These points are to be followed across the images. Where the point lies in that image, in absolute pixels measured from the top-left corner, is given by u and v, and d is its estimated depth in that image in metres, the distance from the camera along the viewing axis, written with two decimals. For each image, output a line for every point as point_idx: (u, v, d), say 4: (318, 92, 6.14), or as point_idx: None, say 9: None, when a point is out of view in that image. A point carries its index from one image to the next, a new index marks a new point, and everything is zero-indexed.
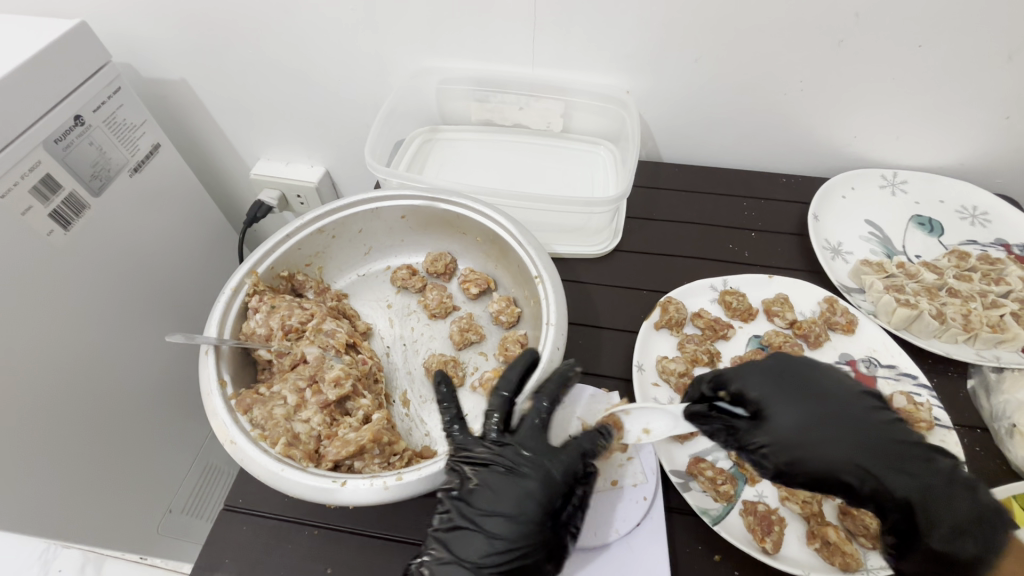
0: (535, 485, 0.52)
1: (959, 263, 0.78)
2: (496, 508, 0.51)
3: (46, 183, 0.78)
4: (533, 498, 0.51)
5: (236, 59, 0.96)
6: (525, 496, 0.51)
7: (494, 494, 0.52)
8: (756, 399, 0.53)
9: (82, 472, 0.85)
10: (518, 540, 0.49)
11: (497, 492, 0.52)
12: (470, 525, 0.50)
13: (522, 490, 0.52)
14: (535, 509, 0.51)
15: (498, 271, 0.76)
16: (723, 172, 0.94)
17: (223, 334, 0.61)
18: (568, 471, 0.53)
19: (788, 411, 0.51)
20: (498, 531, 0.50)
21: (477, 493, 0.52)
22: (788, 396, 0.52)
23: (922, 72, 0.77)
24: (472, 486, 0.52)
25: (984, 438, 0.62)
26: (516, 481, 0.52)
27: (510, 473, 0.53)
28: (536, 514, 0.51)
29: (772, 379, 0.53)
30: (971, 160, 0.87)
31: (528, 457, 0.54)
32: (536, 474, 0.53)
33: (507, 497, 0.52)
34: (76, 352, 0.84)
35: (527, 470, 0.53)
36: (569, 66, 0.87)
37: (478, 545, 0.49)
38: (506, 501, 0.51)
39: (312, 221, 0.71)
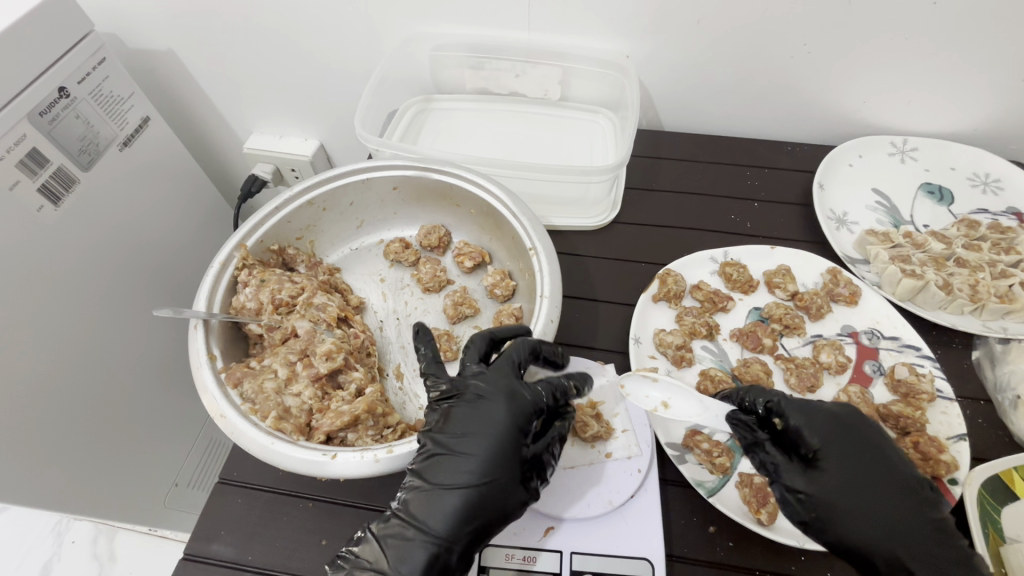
0: (504, 408, 0.51)
1: (968, 232, 0.75)
2: (465, 432, 0.50)
3: (33, 158, 0.76)
4: (501, 422, 0.50)
5: (222, 28, 0.93)
6: (493, 420, 0.50)
7: (462, 420, 0.50)
8: (818, 447, 0.50)
9: (85, 447, 0.86)
10: (488, 463, 0.48)
11: (467, 418, 0.50)
12: (444, 454, 0.49)
13: (491, 414, 0.50)
14: (503, 429, 0.50)
15: (493, 244, 0.74)
16: (726, 140, 0.91)
17: (212, 309, 0.60)
18: (534, 399, 0.52)
19: (841, 473, 0.49)
20: (470, 457, 0.48)
21: (449, 421, 0.51)
22: (849, 456, 0.49)
23: (936, 32, 0.73)
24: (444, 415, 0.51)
25: (986, 410, 0.61)
26: (483, 407, 0.51)
27: (476, 401, 0.51)
28: (505, 434, 0.50)
29: (835, 428, 0.51)
30: (984, 125, 0.84)
31: (495, 383, 0.52)
32: (501, 396, 0.51)
33: (476, 422, 0.50)
34: (72, 329, 0.84)
35: (496, 397, 0.51)
36: (567, 30, 0.83)
37: (452, 473, 0.48)
38: (476, 425, 0.50)
39: (301, 193, 0.69)
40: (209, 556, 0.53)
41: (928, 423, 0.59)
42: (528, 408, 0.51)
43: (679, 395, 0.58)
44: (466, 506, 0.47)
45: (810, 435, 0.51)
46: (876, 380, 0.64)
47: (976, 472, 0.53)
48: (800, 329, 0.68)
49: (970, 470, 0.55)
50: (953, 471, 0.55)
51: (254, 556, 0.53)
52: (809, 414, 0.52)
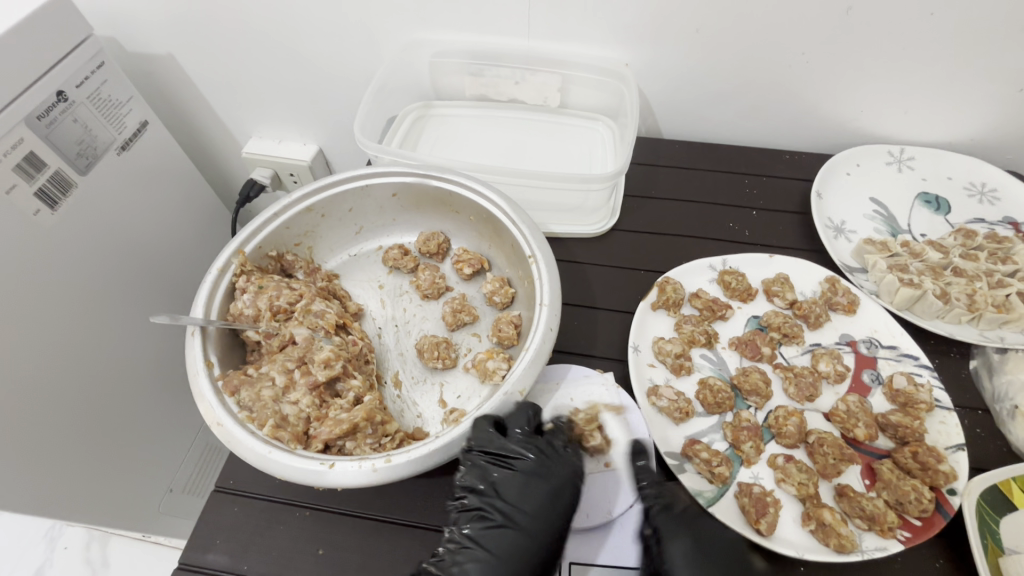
0: (559, 484, 0.53)
1: (965, 241, 0.75)
2: (527, 507, 0.52)
3: (30, 162, 0.76)
4: (556, 500, 0.52)
5: (222, 33, 0.93)
6: (547, 498, 0.52)
7: (512, 491, 0.52)
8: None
9: (79, 453, 0.85)
10: (540, 541, 0.50)
11: (524, 492, 0.52)
12: (501, 525, 0.51)
13: (554, 489, 0.52)
14: (566, 505, 0.52)
15: (492, 251, 0.74)
16: (724, 149, 0.91)
17: (210, 316, 0.59)
18: (579, 465, 0.55)
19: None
20: (519, 538, 0.50)
21: (509, 491, 0.52)
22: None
23: (932, 43, 0.74)
24: (496, 484, 0.52)
25: (984, 419, 0.61)
26: (540, 482, 0.53)
27: (540, 471, 0.53)
28: (564, 511, 0.52)
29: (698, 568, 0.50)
30: (979, 135, 0.84)
31: (549, 458, 0.54)
32: (565, 469, 0.54)
33: (530, 499, 0.52)
34: (67, 334, 0.83)
35: (552, 474, 0.53)
36: (567, 38, 0.84)
37: (507, 550, 0.50)
38: (535, 500, 0.52)
39: (300, 199, 0.69)
40: (204, 565, 0.53)
41: (927, 433, 0.59)
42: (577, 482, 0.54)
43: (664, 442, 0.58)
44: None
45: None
46: (874, 390, 0.64)
47: (974, 483, 0.54)
48: (799, 338, 0.68)
49: (969, 480, 0.55)
50: (951, 481, 0.55)
51: (249, 566, 0.52)
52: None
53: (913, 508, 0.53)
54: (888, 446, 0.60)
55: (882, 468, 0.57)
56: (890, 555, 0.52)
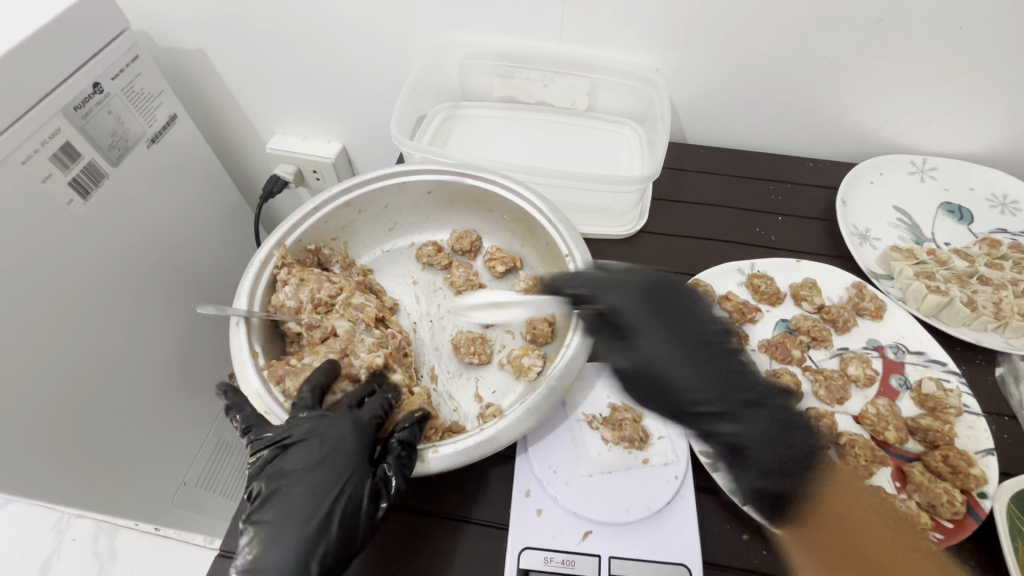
0: (348, 433, 0.51)
1: (989, 251, 0.77)
2: (302, 465, 0.49)
3: (66, 152, 0.77)
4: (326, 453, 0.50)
5: (254, 31, 0.94)
6: (341, 442, 0.51)
7: (304, 424, 0.51)
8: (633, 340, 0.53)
9: (100, 442, 0.86)
10: (333, 495, 0.48)
11: (301, 449, 0.50)
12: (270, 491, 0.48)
13: (337, 437, 0.51)
14: (344, 457, 0.50)
15: (525, 249, 0.75)
16: (749, 155, 0.93)
17: (253, 307, 0.60)
18: (372, 413, 0.54)
19: (652, 342, 0.53)
20: (314, 477, 0.48)
21: (291, 453, 0.50)
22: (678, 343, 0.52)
23: (960, 55, 0.75)
24: (279, 459, 0.50)
25: (1011, 426, 0.62)
26: (325, 428, 0.51)
27: (314, 431, 0.51)
28: (348, 462, 0.50)
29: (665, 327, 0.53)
30: (1001, 148, 0.86)
31: (325, 417, 0.52)
32: (343, 420, 0.52)
33: (297, 459, 0.49)
34: (94, 324, 0.84)
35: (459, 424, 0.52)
36: (598, 42, 0.85)
37: (293, 504, 0.47)
38: (310, 454, 0.49)
39: (338, 194, 0.70)
40: None
41: (956, 437, 0.60)
42: (371, 427, 0.53)
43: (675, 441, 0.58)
44: (300, 529, 0.46)
45: (646, 349, 0.53)
46: (902, 394, 0.65)
47: (1005, 487, 0.55)
48: (828, 342, 0.69)
49: (999, 484, 0.56)
50: (983, 485, 0.56)
51: None
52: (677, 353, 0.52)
53: (946, 510, 0.54)
54: (916, 450, 0.61)
55: (912, 470, 0.58)
56: None
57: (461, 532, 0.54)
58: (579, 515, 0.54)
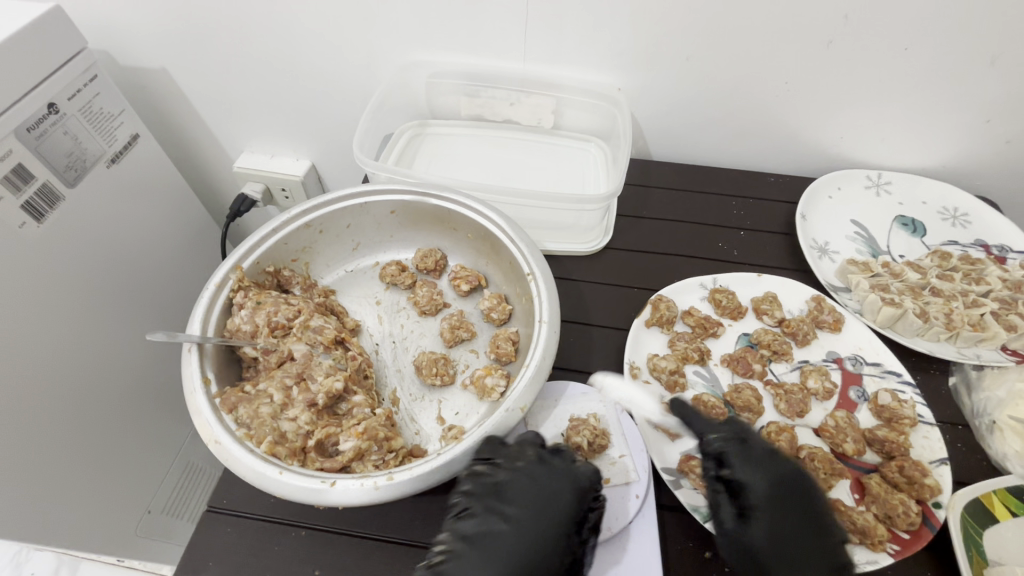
0: (558, 489, 0.51)
1: (941, 263, 0.79)
2: (526, 501, 0.50)
3: (18, 174, 0.75)
4: (560, 500, 0.50)
5: (218, 50, 0.93)
6: (552, 502, 0.50)
7: (523, 492, 0.51)
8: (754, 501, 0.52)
9: (58, 473, 0.82)
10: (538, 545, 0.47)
11: (531, 486, 0.51)
12: (488, 524, 0.48)
13: (553, 492, 0.51)
14: (567, 508, 0.50)
15: (489, 268, 0.75)
16: (712, 171, 0.94)
17: (207, 333, 0.59)
18: (588, 469, 0.53)
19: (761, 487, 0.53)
20: (528, 522, 0.49)
21: (510, 487, 0.51)
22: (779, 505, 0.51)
23: (908, 75, 0.78)
24: (502, 485, 0.51)
25: (965, 434, 0.64)
26: (547, 484, 0.51)
27: (534, 470, 0.52)
28: (563, 515, 0.49)
29: (776, 485, 0.53)
30: (950, 162, 0.89)
31: (548, 471, 0.52)
32: (565, 476, 0.52)
33: (537, 493, 0.51)
34: (54, 353, 0.81)
35: (545, 475, 0.52)
36: (562, 62, 0.86)
37: (499, 547, 0.47)
38: (534, 495, 0.50)
39: (299, 215, 0.69)
40: None
41: (912, 447, 0.61)
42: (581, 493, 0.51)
43: (636, 458, 0.59)
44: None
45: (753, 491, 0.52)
46: (861, 406, 0.66)
47: (959, 496, 0.56)
48: (788, 355, 0.70)
49: (953, 493, 0.57)
50: (937, 494, 0.57)
51: None
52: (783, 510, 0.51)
53: (903, 521, 0.54)
54: (875, 461, 0.62)
55: (870, 482, 0.59)
56: (881, 568, 0.53)
57: (398, 555, 0.53)
58: None
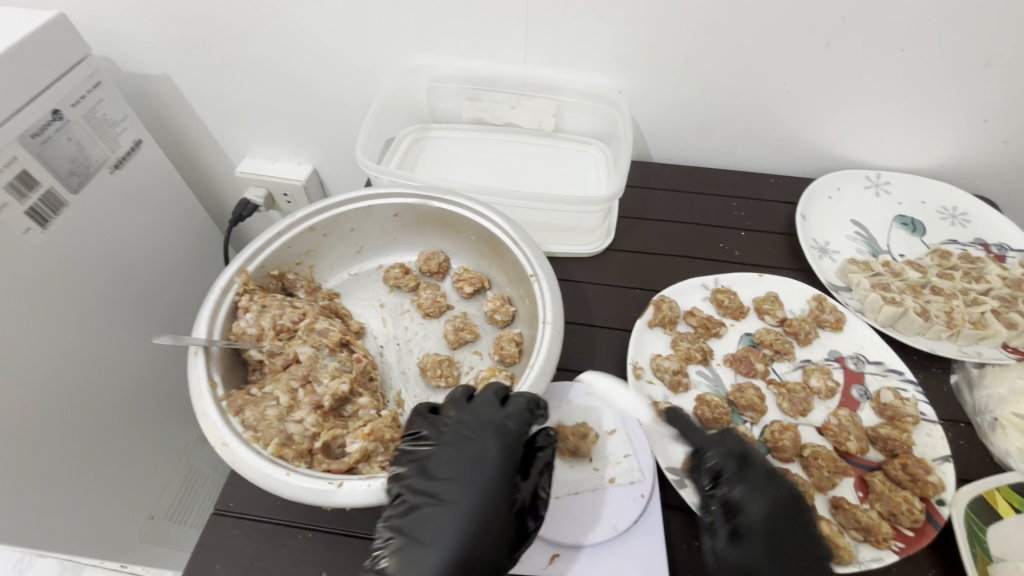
0: (489, 441, 0.50)
1: (941, 262, 0.80)
2: (453, 466, 0.49)
3: (23, 181, 0.75)
4: (500, 456, 0.50)
5: (221, 56, 0.94)
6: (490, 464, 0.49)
7: (445, 461, 0.50)
8: (750, 515, 0.50)
9: (59, 480, 0.82)
10: (482, 505, 0.47)
11: (454, 452, 0.50)
12: (427, 501, 0.48)
13: (479, 448, 0.50)
14: (495, 462, 0.49)
15: (492, 270, 0.75)
16: (713, 172, 0.95)
17: (213, 336, 0.59)
18: (521, 412, 0.52)
19: (755, 501, 0.51)
20: (461, 488, 0.48)
21: (434, 457, 0.50)
22: (778, 528, 0.50)
23: (905, 76, 0.79)
24: (426, 461, 0.50)
25: (967, 432, 0.64)
26: (467, 445, 0.50)
27: (457, 435, 0.51)
28: (499, 473, 0.49)
29: (770, 504, 0.51)
30: (949, 162, 0.90)
31: (469, 429, 0.52)
32: (487, 431, 0.51)
33: (471, 457, 0.50)
34: (57, 357, 0.81)
35: (470, 433, 0.51)
36: (562, 66, 0.87)
37: (443, 521, 0.46)
38: (461, 459, 0.50)
39: (303, 219, 0.70)
40: None
41: (915, 445, 0.61)
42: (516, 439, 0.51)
43: (641, 458, 0.59)
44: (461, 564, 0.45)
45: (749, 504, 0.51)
46: (863, 404, 0.67)
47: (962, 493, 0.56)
48: (791, 354, 0.70)
49: (956, 491, 0.57)
50: (940, 491, 0.57)
51: None
52: (779, 530, 0.50)
53: (907, 518, 0.55)
54: (878, 459, 0.62)
55: (874, 480, 0.59)
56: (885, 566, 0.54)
57: None
58: (548, 538, 0.54)
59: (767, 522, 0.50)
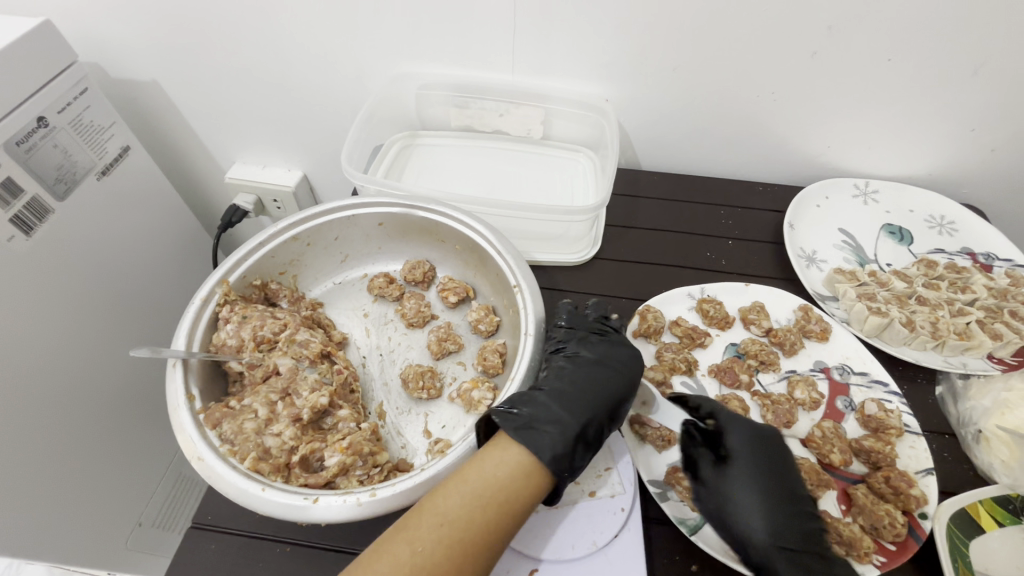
0: (626, 364, 0.59)
1: (927, 271, 0.80)
2: (593, 372, 0.58)
3: (7, 188, 0.75)
4: (621, 372, 0.58)
5: (209, 62, 0.94)
6: (607, 377, 0.57)
7: (579, 371, 0.58)
8: (731, 449, 0.57)
9: (43, 490, 0.81)
10: (597, 402, 0.55)
11: (587, 363, 0.59)
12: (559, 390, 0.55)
13: (608, 362, 0.59)
14: (622, 377, 0.58)
15: (477, 279, 0.75)
16: (701, 180, 0.95)
17: (192, 348, 0.59)
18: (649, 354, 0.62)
19: (738, 438, 0.57)
20: (597, 388, 0.56)
21: (571, 367, 0.59)
22: (759, 465, 0.56)
23: (892, 85, 0.79)
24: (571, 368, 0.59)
25: (951, 444, 0.64)
26: (610, 362, 0.59)
27: (605, 355, 0.60)
28: (620, 385, 0.57)
29: (753, 441, 0.57)
30: (936, 171, 0.90)
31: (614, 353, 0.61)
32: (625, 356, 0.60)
33: (599, 368, 0.58)
34: (41, 365, 0.81)
35: (615, 357, 0.60)
36: (550, 74, 0.87)
37: (573, 400, 0.54)
38: (587, 370, 0.58)
39: (286, 229, 0.69)
40: None
41: (899, 458, 0.61)
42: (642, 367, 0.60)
43: (622, 471, 0.59)
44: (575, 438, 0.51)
45: (732, 442, 0.57)
46: (847, 416, 0.66)
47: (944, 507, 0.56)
48: (775, 365, 0.70)
49: (939, 504, 0.57)
50: (922, 505, 0.57)
51: None
52: (759, 466, 0.56)
53: (889, 533, 0.54)
54: (861, 471, 0.62)
55: (857, 493, 0.59)
56: None
57: None
58: (527, 553, 0.53)
59: (747, 457, 0.56)
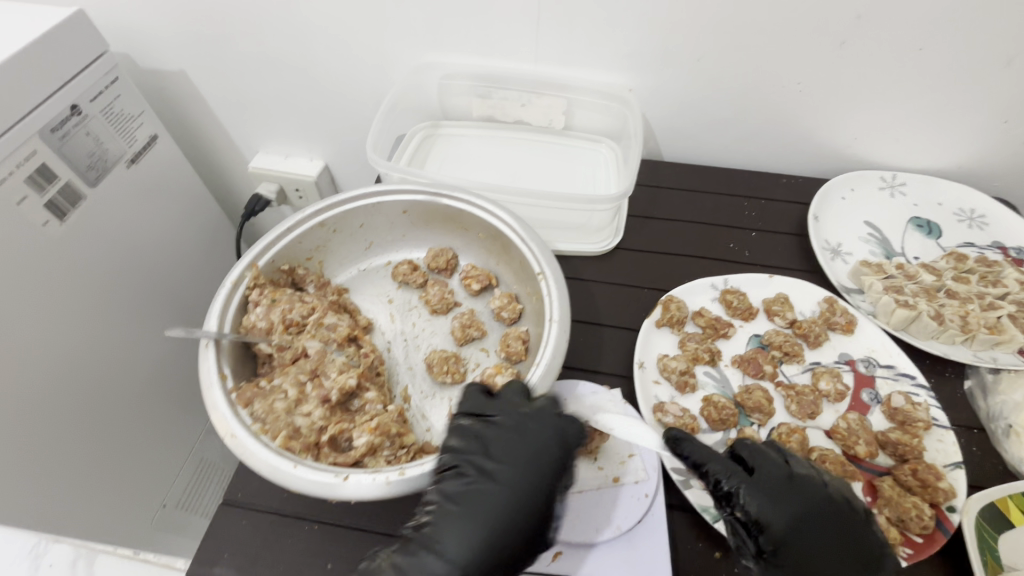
0: (547, 438, 0.52)
1: (957, 265, 0.78)
2: (511, 456, 0.52)
3: (42, 174, 0.77)
4: (539, 454, 0.51)
5: (234, 52, 0.95)
6: (529, 457, 0.51)
7: (509, 447, 0.52)
8: (772, 529, 0.50)
9: (73, 469, 0.83)
10: (521, 502, 0.49)
11: (516, 438, 0.52)
12: (482, 475, 0.50)
13: (533, 438, 0.52)
14: (547, 459, 0.51)
15: (500, 267, 0.75)
16: (724, 172, 0.94)
17: (223, 329, 0.60)
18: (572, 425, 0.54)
19: (779, 514, 0.50)
20: (517, 475, 0.51)
21: (495, 441, 0.53)
22: (811, 541, 0.49)
23: (923, 75, 0.77)
24: (488, 442, 0.53)
25: (980, 438, 0.63)
26: (532, 433, 0.52)
27: (521, 425, 0.53)
28: (539, 475, 0.51)
29: (798, 515, 0.50)
30: (967, 163, 0.88)
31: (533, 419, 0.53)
32: (546, 424, 0.53)
33: (515, 453, 0.52)
34: (71, 347, 0.83)
35: (528, 425, 0.53)
36: (573, 63, 0.87)
37: (489, 501, 0.49)
38: (516, 448, 0.52)
39: (313, 215, 0.70)
40: None
41: (926, 451, 0.60)
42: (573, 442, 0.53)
43: (646, 457, 0.59)
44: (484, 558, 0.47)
45: (772, 521, 0.50)
46: (874, 408, 0.66)
47: (973, 500, 0.55)
48: (800, 356, 0.70)
49: (968, 497, 0.56)
50: (950, 498, 0.56)
51: None
52: (808, 545, 0.49)
53: (915, 525, 0.54)
54: (887, 463, 0.62)
55: (882, 484, 0.58)
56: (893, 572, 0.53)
57: None
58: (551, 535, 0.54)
59: (801, 534, 0.49)
